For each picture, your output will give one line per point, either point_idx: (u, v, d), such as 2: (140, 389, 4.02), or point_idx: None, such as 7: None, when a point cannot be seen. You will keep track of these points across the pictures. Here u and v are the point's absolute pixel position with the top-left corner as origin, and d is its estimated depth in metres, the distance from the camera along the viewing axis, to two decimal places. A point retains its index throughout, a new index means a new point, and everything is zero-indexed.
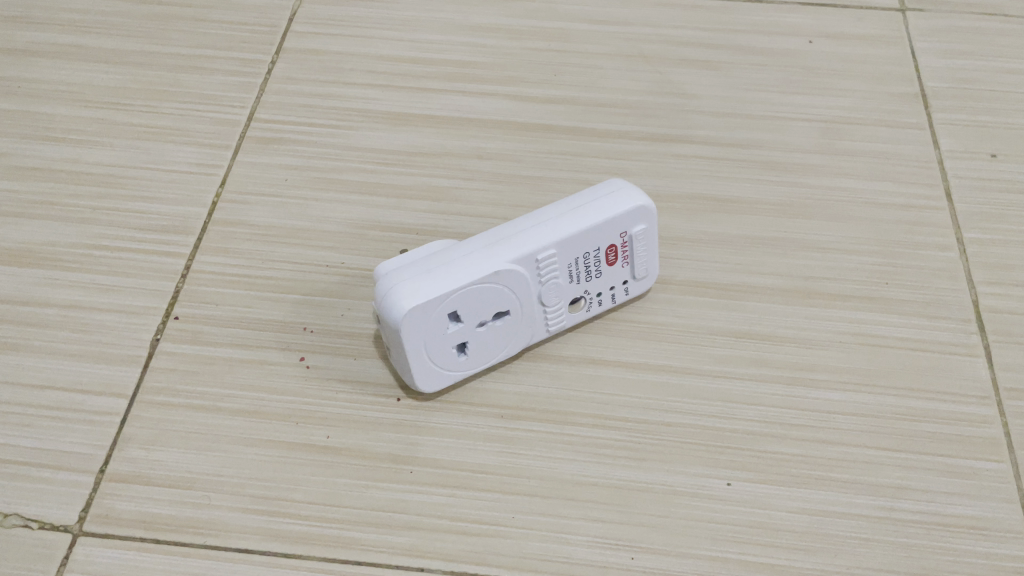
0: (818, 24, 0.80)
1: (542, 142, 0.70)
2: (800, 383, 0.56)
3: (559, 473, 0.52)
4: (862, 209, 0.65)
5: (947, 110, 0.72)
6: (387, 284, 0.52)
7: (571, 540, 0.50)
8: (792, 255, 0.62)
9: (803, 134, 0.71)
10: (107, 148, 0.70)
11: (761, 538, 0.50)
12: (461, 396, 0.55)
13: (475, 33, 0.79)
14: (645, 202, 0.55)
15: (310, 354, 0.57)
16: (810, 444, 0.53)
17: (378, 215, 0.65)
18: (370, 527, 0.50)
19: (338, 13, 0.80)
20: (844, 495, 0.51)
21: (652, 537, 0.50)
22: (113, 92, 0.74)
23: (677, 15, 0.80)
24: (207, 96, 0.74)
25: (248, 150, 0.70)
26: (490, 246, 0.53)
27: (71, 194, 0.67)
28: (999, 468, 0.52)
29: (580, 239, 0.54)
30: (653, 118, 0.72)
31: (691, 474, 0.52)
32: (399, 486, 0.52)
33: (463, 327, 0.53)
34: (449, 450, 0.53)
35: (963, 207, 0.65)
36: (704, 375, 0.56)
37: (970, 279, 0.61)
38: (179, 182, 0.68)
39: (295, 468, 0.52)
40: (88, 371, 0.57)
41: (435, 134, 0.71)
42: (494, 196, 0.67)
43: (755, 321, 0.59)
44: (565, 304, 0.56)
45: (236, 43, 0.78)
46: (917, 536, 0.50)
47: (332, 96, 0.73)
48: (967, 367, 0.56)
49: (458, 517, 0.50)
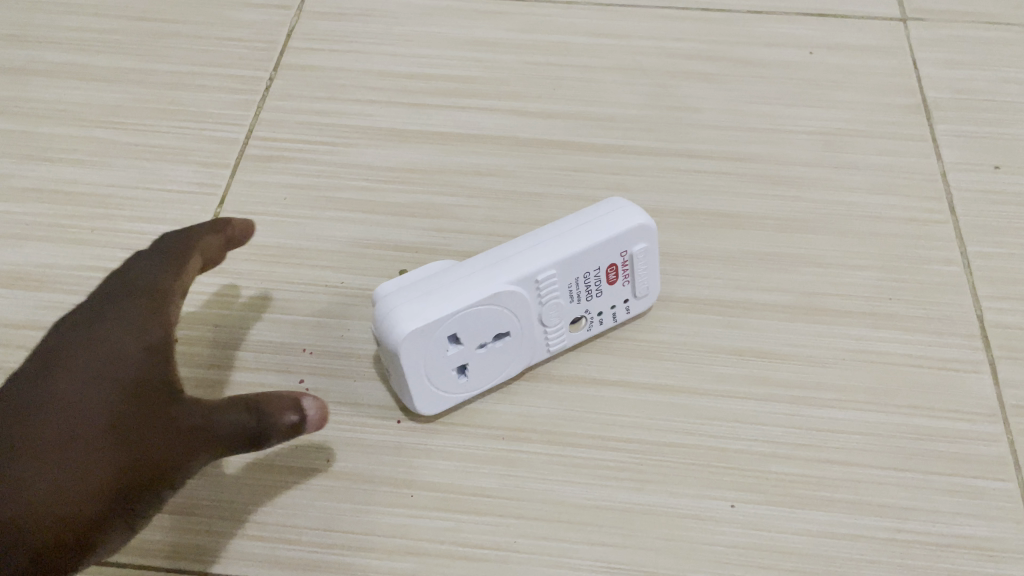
0: (818, 35, 0.79)
1: (540, 157, 0.70)
2: (804, 402, 0.55)
3: (561, 496, 0.52)
4: (865, 222, 0.65)
5: (949, 121, 0.72)
6: (386, 307, 0.51)
7: (574, 564, 0.49)
8: (795, 270, 0.62)
9: (805, 147, 0.70)
10: (104, 167, 0.70)
11: (766, 561, 0.49)
12: (461, 418, 0.55)
13: (473, 47, 0.78)
14: (645, 220, 0.54)
15: (310, 377, 0.57)
16: (814, 463, 0.53)
17: (377, 234, 0.65)
18: (371, 553, 0.50)
19: (334, 28, 0.80)
20: (848, 516, 0.51)
21: (657, 561, 0.49)
22: (111, 111, 0.74)
23: (676, 28, 0.80)
24: (205, 114, 0.74)
25: (246, 168, 0.69)
26: (489, 267, 0.53)
27: (69, 216, 0.66)
28: (1005, 487, 0.51)
29: (580, 259, 0.53)
30: (653, 131, 0.72)
31: (696, 496, 0.51)
32: (401, 511, 0.51)
33: (463, 349, 0.53)
34: (449, 473, 0.53)
35: (967, 220, 0.65)
36: (707, 394, 0.56)
37: (975, 294, 0.60)
38: (178, 202, 0.67)
39: (295, 493, 0.52)
40: None
41: (433, 150, 0.70)
42: (494, 213, 0.66)
43: (759, 338, 0.58)
44: (566, 323, 0.56)
45: (233, 60, 0.78)
46: (924, 558, 0.49)
47: (330, 112, 0.73)
48: (974, 384, 0.56)
49: (460, 542, 0.50)
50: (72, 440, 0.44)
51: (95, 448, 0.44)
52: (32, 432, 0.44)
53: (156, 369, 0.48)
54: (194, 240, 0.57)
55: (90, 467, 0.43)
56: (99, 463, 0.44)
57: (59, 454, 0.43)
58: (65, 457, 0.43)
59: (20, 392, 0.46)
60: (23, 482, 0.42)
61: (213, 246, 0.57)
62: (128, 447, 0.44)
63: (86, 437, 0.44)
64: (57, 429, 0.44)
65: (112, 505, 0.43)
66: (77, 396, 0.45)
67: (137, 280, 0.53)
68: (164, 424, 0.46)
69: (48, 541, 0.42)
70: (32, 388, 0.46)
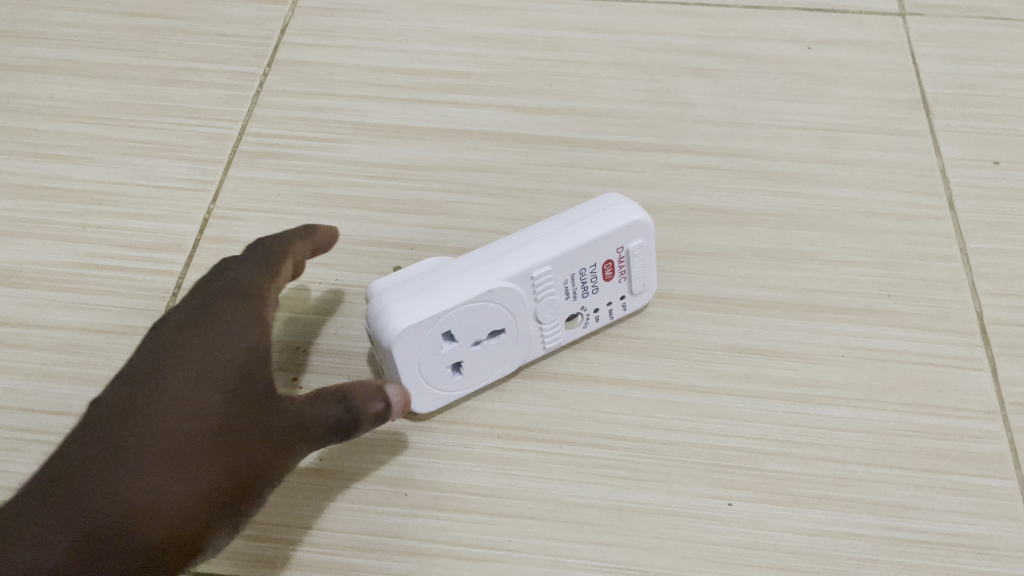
0: (816, 30, 0.79)
1: (536, 153, 0.69)
2: (802, 400, 0.55)
3: (556, 495, 0.51)
4: (863, 218, 0.64)
5: (948, 116, 0.71)
6: (379, 304, 0.51)
7: (568, 564, 0.49)
8: (792, 266, 0.61)
9: (802, 143, 0.70)
10: (96, 164, 0.69)
11: (763, 560, 0.48)
12: (456, 416, 0.55)
13: (468, 43, 0.78)
14: (642, 216, 0.54)
15: (304, 375, 0.56)
16: (812, 461, 0.52)
17: (371, 230, 0.64)
18: (364, 552, 0.49)
19: (329, 24, 0.80)
20: (846, 514, 0.50)
21: (653, 560, 0.49)
22: (103, 107, 0.73)
23: (673, 23, 0.80)
24: (198, 110, 0.73)
25: (240, 164, 0.69)
26: (484, 264, 0.52)
27: (60, 213, 0.66)
28: (1004, 485, 0.51)
29: (576, 255, 0.53)
30: (650, 127, 0.71)
31: (692, 495, 0.51)
32: (394, 510, 0.51)
33: (458, 347, 0.52)
34: (444, 472, 0.52)
35: (967, 216, 0.64)
36: (704, 392, 0.55)
37: (974, 291, 0.60)
38: (171, 199, 0.67)
39: (287, 492, 0.51)
40: (76, 395, 0.56)
41: (428, 147, 0.70)
42: (489, 209, 0.66)
43: (756, 335, 0.58)
44: (561, 320, 0.55)
45: (226, 56, 0.77)
46: (923, 557, 0.49)
47: (324, 108, 0.73)
48: (973, 381, 0.55)
49: (454, 541, 0.49)
50: (182, 445, 0.44)
51: (201, 458, 0.44)
52: (157, 435, 0.44)
53: (258, 373, 0.47)
54: (286, 245, 0.56)
55: (210, 471, 0.44)
56: (203, 473, 0.44)
57: (186, 460, 0.44)
58: (178, 463, 0.43)
59: (125, 392, 0.46)
60: (131, 491, 0.42)
61: (300, 257, 0.57)
62: (233, 454, 0.45)
63: (191, 446, 0.44)
64: (179, 432, 0.44)
65: (217, 510, 0.44)
66: (187, 401, 0.45)
67: (228, 287, 0.52)
68: (265, 430, 0.46)
69: (177, 543, 0.42)
70: (135, 393, 0.45)
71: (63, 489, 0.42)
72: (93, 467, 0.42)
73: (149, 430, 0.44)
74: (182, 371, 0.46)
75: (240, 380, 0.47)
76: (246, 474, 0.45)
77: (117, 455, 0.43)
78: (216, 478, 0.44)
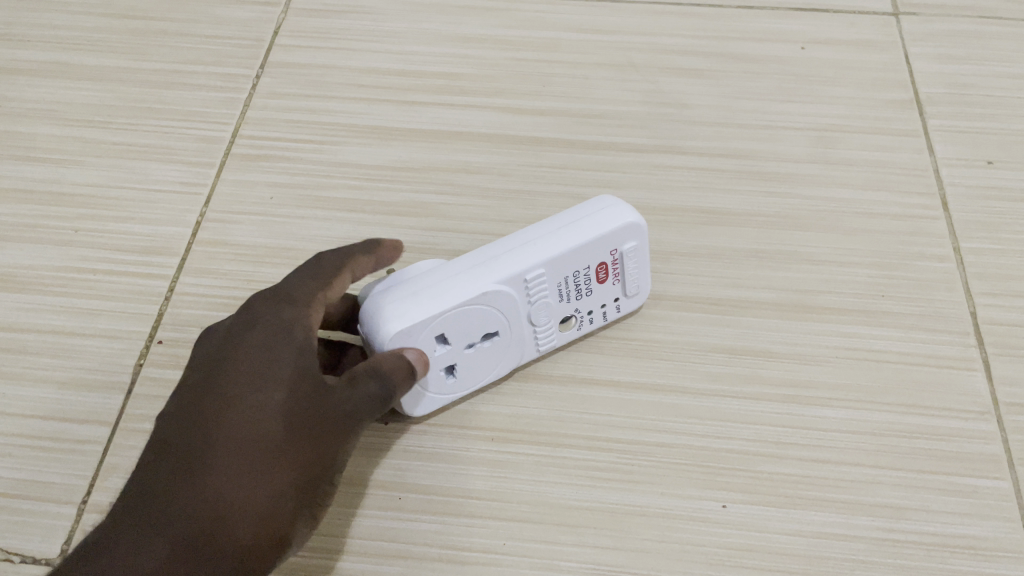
0: (810, 30, 0.79)
1: (530, 155, 0.69)
2: (797, 401, 0.54)
3: (550, 497, 0.51)
4: (857, 219, 0.64)
5: (942, 116, 0.71)
6: (372, 307, 0.51)
7: (563, 567, 0.48)
8: (787, 267, 0.61)
9: (796, 143, 0.69)
10: (89, 167, 0.69)
11: (758, 562, 0.48)
12: (451, 419, 0.54)
13: (462, 44, 0.78)
14: (635, 218, 0.53)
15: None
16: (807, 463, 0.52)
17: (365, 232, 0.64)
18: (359, 557, 0.49)
19: (323, 25, 0.79)
20: (841, 516, 0.50)
21: (648, 563, 0.49)
22: (96, 110, 0.73)
23: (667, 23, 0.79)
24: (191, 112, 0.73)
25: (233, 167, 0.69)
26: (478, 266, 0.52)
27: (53, 216, 0.66)
28: (999, 486, 0.51)
29: (569, 258, 0.53)
30: (644, 128, 0.71)
31: (687, 497, 0.51)
32: (389, 513, 0.51)
33: (452, 349, 0.52)
34: (438, 476, 0.52)
35: (961, 216, 0.64)
36: (698, 394, 0.55)
37: (968, 291, 0.60)
38: (164, 202, 0.67)
39: None
40: (69, 400, 0.55)
41: (422, 148, 0.70)
42: (483, 211, 0.65)
43: (751, 336, 0.58)
44: (555, 322, 0.55)
45: (219, 57, 0.77)
46: (918, 558, 0.48)
47: (318, 110, 0.72)
48: (967, 382, 0.55)
49: (449, 545, 0.49)
50: (254, 446, 0.44)
51: (275, 456, 0.44)
52: (229, 437, 0.44)
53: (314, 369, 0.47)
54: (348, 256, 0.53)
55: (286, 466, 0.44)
56: (278, 471, 0.44)
57: (260, 459, 0.44)
58: (252, 466, 0.44)
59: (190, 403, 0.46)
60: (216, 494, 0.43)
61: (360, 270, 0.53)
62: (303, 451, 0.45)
63: (263, 445, 0.44)
64: (249, 432, 0.44)
65: (297, 503, 0.44)
66: (251, 401, 0.45)
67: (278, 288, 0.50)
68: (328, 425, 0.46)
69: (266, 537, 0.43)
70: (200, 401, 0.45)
71: (149, 500, 0.43)
72: (175, 480, 0.43)
73: (221, 432, 0.44)
74: (240, 373, 0.46)
75: (298, 378, 0.46)
76: (317, 467, 0.45)
77: (194, 463, 0.43)
78: (294, 471, 0.44)
